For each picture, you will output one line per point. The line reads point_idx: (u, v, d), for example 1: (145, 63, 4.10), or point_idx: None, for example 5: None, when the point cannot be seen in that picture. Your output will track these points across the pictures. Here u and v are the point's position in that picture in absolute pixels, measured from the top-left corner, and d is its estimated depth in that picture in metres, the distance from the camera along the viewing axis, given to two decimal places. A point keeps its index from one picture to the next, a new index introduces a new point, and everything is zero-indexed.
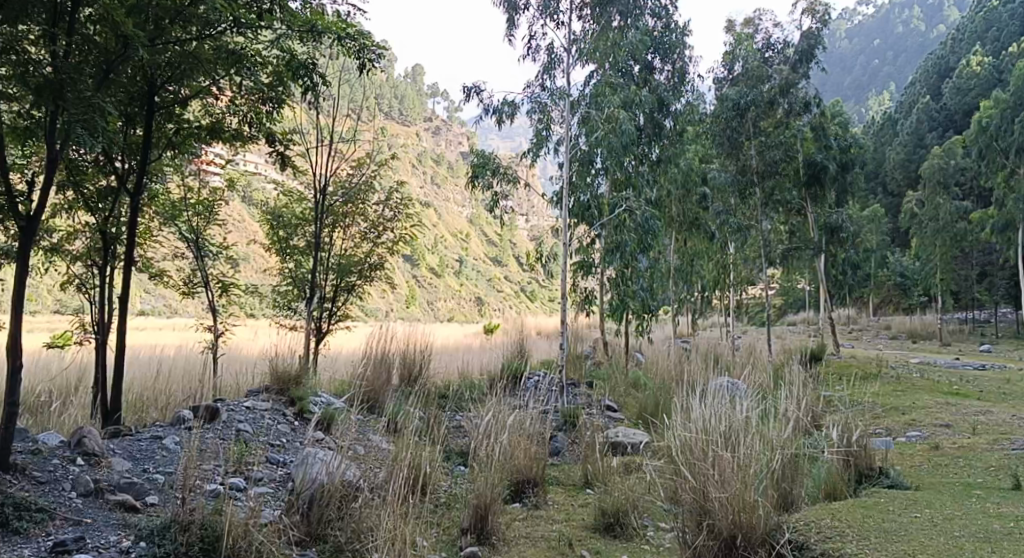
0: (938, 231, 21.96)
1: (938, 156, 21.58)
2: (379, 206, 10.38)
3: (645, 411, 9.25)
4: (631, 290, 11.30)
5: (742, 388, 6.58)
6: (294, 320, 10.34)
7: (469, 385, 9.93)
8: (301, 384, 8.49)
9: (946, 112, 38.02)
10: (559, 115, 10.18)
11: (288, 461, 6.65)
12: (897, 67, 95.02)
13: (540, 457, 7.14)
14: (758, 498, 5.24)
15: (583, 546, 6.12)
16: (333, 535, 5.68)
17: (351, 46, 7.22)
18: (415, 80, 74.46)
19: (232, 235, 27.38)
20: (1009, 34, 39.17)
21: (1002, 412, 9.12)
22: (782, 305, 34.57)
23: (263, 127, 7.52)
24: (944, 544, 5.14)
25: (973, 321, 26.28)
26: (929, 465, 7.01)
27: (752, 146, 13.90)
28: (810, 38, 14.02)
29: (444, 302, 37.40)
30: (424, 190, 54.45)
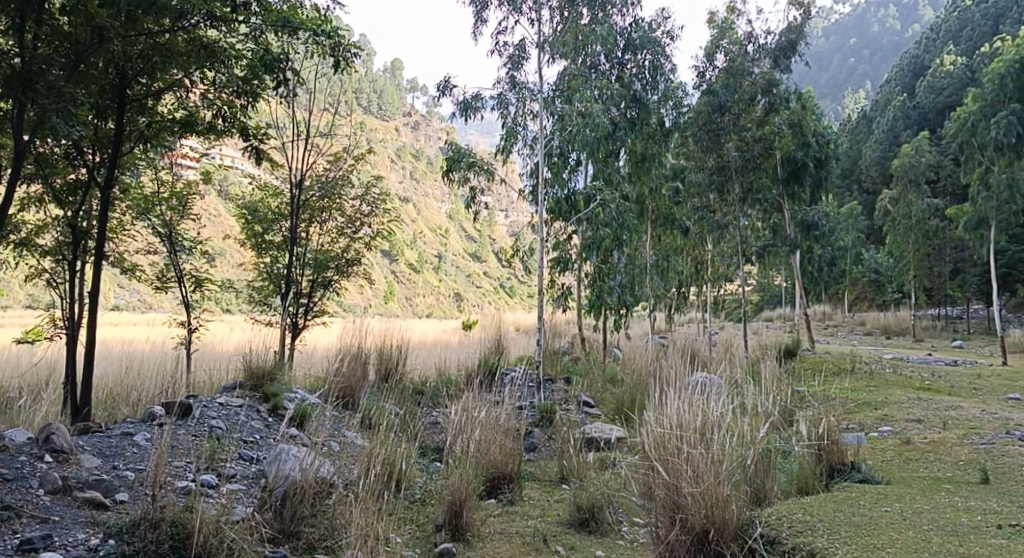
0: (911, 228, 22.24)
1: (911, 154, 21.83)
2: (356, 200, 10.34)
3: (622, 407, 9.29)
4: (607, 287, 11.36)
5: (717, 384, 6.61)
6: (269, 314, 10.27)
7: (446, 381, 9.91)
8: (276, 379, 8.42)
9: (920, 110, 38.44)
10: (533, 110, 10.18)
11: (261, 457, 6.61)
12: (872, 66, 96.07)
13: (516, 453, 7.13)
14: (730, 493, 5.26)
15: (557, 542, 6.13)
16: (306, 532, 5.66)
17: (325, 42, 7.21)
18: (394, 75, 74.30)
19: (207, 229, 27.25)
20: (981, 34, 39.76)
21: (971, 408, 9.21)
22: (758, 301, 34.84)
23: (237, 121, 7.45)
24: (913, 538, 5.19)
25: (946, 318, 26.58)
26: (900, 460, 7.08)
27: (732, 143, 13.95)
28: (792, 32, 14.31)
29: (423, 297, 37.40)
30: (403, 185, 54.33)
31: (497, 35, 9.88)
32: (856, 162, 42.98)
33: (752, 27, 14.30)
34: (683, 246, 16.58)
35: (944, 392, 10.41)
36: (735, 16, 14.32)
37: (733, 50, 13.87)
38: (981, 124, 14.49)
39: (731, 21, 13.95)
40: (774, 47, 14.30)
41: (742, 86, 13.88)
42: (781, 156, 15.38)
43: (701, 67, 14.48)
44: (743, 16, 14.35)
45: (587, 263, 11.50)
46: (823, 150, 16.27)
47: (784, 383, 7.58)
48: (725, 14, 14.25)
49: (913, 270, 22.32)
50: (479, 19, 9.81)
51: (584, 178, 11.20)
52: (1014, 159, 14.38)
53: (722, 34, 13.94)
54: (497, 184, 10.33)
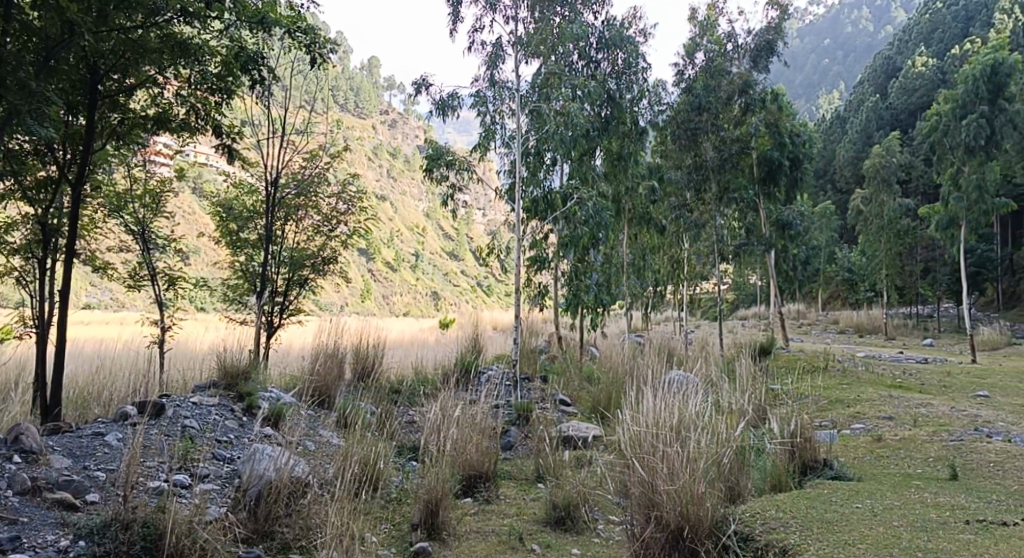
0: (883, 228, 22.50)
1: (883, 154, 22.09)
2: (332, 198, 10.29)
3: (598, 405, 9.33)
4: (584, 285, 11.40)
5: (693, 382, 6.65)
6: (244, 313, 10.20)
7: (422, 380, 9.89)
8: (250, 378, 8.36)
9: (893, 110, 38.85)
10: (510, 109, 10.17)
11: (235, 457, 6.56)
12: (846, 67, 97.01)
13: (492, 451, 7.13)
14: (705, 491, 5.28)
15: (533, 540, 6.15)
16: (280, 532, 5.63)
17: (303, 40, 7.23)
18: (371, 73, 74.00)
19: (181, 227, 26.98)
20: (952, 36, 40.27)
21: (942, 405, 9.32)
22: (734, 300, 35.08)
23: (212, 118, 7.41)
24: (883, 534, 5.27)
25: (918, 316, 26.89)
26: (872, 457, 7.16)
27: (710, 143, 14.03)
28: (770, 32, 14.40)
29: (400, 296, 37.29)
30: (381, 183, 54.15)
31: (474, 32, 9.87)
32: (830, 162, 43.39)
33: (732, 26, 14.39)
34: (659, 245, 16.66)
35: (915, 390, 10.54)
36: (715, 15, 14.37)
37: (713, 49, 14.00)
38: (953, 125, 14.70)
39: (712, 20, 14.02)
40: (752, 47, 14.39)
41: (720, 86, 13.95)
42: (757, 155, 15.50)
43: (680, 66, 14.55)
44: (723, 15, 14.42)
45: (564, 261, 11.52)
46: (798, 150, 16.43)
47: (760, 381, 7.64)
48: (706, 13, 14.32)
49: (885, 269, 22.57)
50: (455, 17, 9.79)
51: (561, 177, 11.22)
52: (984, 160, 14.61)
53: (703, 32, 14.04)
54: (475, 182, 10.32)
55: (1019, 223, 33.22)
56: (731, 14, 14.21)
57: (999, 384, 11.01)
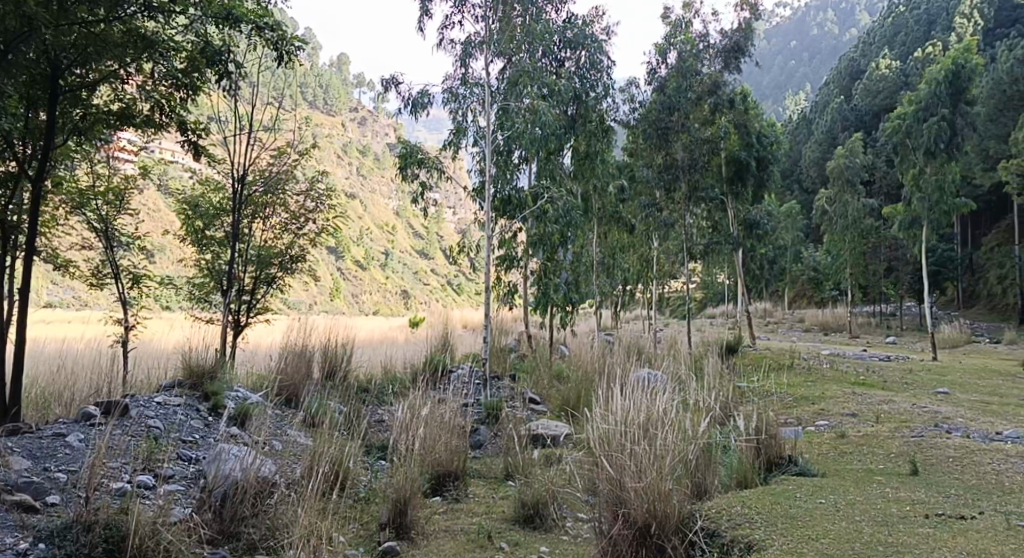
0: (848, 227, 22.80)
1: (847, 155, 22.38)
2: (300, 196, 10.23)
3: (567, 404, 9.35)
4: (554, 283, 11.44)
5: (661, 380, 6.68)
6: (211, 312, 10.09)
7: (391, 378, 9.85)
8: (216, 378, 8.29)
9: (858, 111, 39.42)
10: (480, 106, 10.15)
11: (200, 457, 6.49)
12: (811, 68, 98.18)
13: (461, 450, 7.11)
14: (672, 488, 5.31)
15: (502, 538, 6.15)
16: (246, 533, 5.59)
17: (269, 35, 7.16)
18: (340, 70, 73.64)
19: (147, 224, 26.64)
20: (914, 39, 40.89)
21: (904, 402, 9.47)
22: (702, 298, 35.36)
23: (177, 115, 7.31)
24: (846, 528, 5.34)
25: (882, 315, 27.28)
26: (835, 453, 7.26)
27: (681, 143, 14.11)
28: (741, 34, 14.57)
29: (370, 295, 37.13)
30: (350, 181, 53.88)
31: (444, 30, 9.86)
32: (796, 162, 43.90)
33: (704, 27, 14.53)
34: (629, 243, 16.74)
35: (878, 387, 10.68)
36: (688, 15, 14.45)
37: (686, 48, 13.97)
38: (915, 127, 14.94)
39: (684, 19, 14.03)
40: (722, 48, 14.57)
41: (692, 86, 14.03)
42: (726, 156, 15.63)
43: (652, 64, 14.41)
44: (696, 15, 14.52)
45: (533, 260, 11.54)
46: (766, 150, 16.61)
47: (728, 379, 7.70)
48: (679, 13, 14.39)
49: (850, 269, 22.88)
50: (425, 13, 9.76)
51: (530, 176, 11.23)
52: (945, 161, 14.87)
53: (676, 31, 13.98)
54: (446, 181, 10.29)
55: (979, 223, 33.87)
56: (703, 14, 14.32)
57: (959, 381, 11.22)
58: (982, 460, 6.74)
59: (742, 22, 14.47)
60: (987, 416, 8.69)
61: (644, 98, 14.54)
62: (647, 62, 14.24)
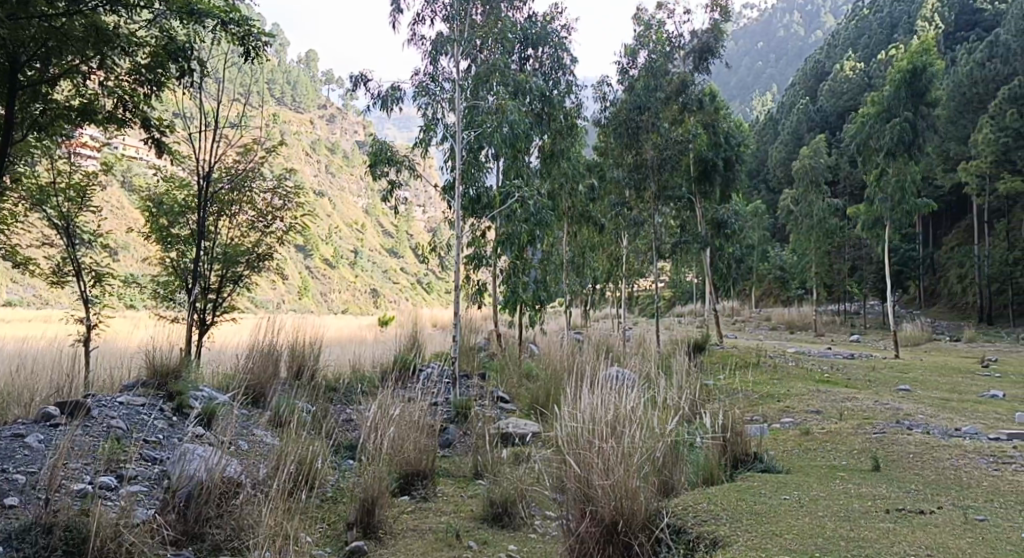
0: (812, 227, 23.07)
1: (811, 156, 22.65)
2: (267, 193, 10.15)
3: (536, 402, 9.36)
4: (523, 282, 11.45)
5: (629, 378, 6.71)
6: (175, 311, 9.95)
7: (359, 378, 9.80)
8: (180, 377, 8.20)
9: (822, 113, 39.98)
10: (448, 104, 10.11)
11: (164, 458, 6.40)
12: (778, 69, 99.24)
13: (429, 449, 7.09)
14: (639, 485, 5.34)
15: (470, 537, 6.14)
16: (211, 534, 5.54)
17: (235, 31, 7.03)
18: (308, 67, 73.20)
19: (109, 221, 26.21)
20: (876, 42, 41.51)
21: (866, 399, 9.59)
22: (671, 297, 35.57)
23: (139, 110, 7.24)
24: (809, 524, 5.41)
25: (846, 313, 27.62)
26: (800, 449, 7.34)
27: (651, 142, 14.12)
28: (712, 35, 14.74)
29: (339, 293, 36.93)
30: (318, 179, 53.50)
31: (414, 26, 9.82)
32: (762, 163, 44.37)
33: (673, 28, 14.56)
34: (598, 243, 16.78)
35: (841, 384, 10.82)
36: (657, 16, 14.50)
37: (655, 49, 14.04)
38: (877, 128, 15.14)
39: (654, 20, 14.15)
40: (692, 49, 14.77)
41: (661, 86, 14.07)
42: (695, 156, 15.75)
43: (623, 65, 14.47)
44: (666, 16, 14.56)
45: (502, 258, 11.52)
46: (733, 150, 16.76)
47: (694, 376, 7.75)
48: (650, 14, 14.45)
49: (816, 268, 23.13)
50: (395, 10, 9.73)
51: (499, 173, 11.22)
52: (906, 162, 15.09)
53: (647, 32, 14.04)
54: (416, 179, 10.24)
55: (940, 223, 34.43)
56: (673, 14, 14.38)
57: (920, 379, 11.40)
58: (942, 456, 6.85)
59: (712, 22, 14.64)
60: (946, 412, 8.82)
61: (615, 98, 14.60)
62: (618, 63, 14.27)
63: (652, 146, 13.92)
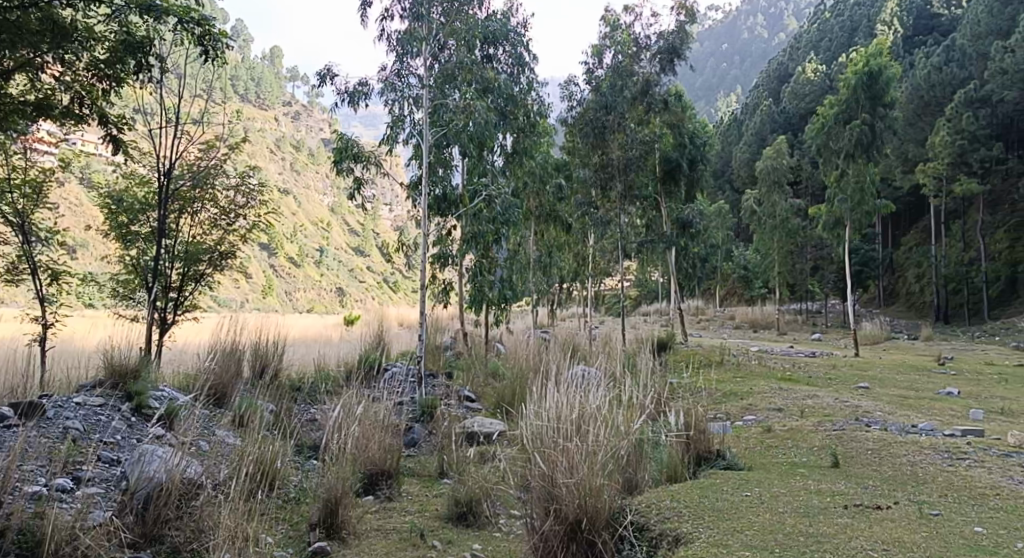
0: (776, 227, 23.32)
1: (774, 157, 22.92)
2: (230, 190, 10.04)
3: (502, 401, 9.34)
4: (489, 281, 11.45)
5: (594, 376, 6.72)
6: (135, 309, 9.80)
7: (323, 377, 9.72)
8: (139, 377, 8.08)
9: (786, 114, 40.48)
10: (415, 101, 10.04)
11: (122, 459, 6.31)
12: (742, 71, 100.31)
13: (394, 448, 7.04)
14: (603, 484, 5.35)
15: (435, 537, 6.12)
16: (169, 536, 5.47)
17: (195, 30, 6.82)
18: (272, 63, 72.51)
19: (67, 218, 25.73)
20: (838, 44, 42.11)
21: (826, 397, 9.73)
22: (637, 296, 35.78)
23: (98, 107, 7.08)
24: (768, 520, 5.47)
25: (808, 312, 27.97)
26: (762, 446, 7.42)
27: (616, 142, 14.16)
28: (678, 36, 14.59)
29: (303, 292, 36.63)
30: (283, 176, 53.01)
31: (383, 21, 9.76)
32: (727, 163, 44.81)
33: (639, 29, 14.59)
34: (564, 242, 16.83)
35: (803, 382, 10.96)
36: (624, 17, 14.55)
37: (621, 50, 14.16)
38: (836, 130, 15.35)
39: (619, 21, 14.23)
40: (659, 50, 14.63)
41: (626, 86, 14.15)
42: (660, 156, 15.87)
43: (590, 65, 14.57)
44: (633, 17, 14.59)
45: (468, 257, 11.50)
46: (698, 151, 16.92)
47: (658, 375, 7.78)
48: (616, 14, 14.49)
49: (778, 268, 23.41)
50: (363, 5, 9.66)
51: (464, 171, 11.18)
52: (865, 163, 15.33)
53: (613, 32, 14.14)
54: (382, 177, 10.18)
55: (899, 223, 35.00)
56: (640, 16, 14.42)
57: (879, 376, 11.59)
58: (899, 452, 6.96)
59: (678, 22, 14.57)
60: (903, 410, 8.98)
61: (582, 98, 14.66)
62: (585, 63, 14.38)
63: (617, 146, 14.01)
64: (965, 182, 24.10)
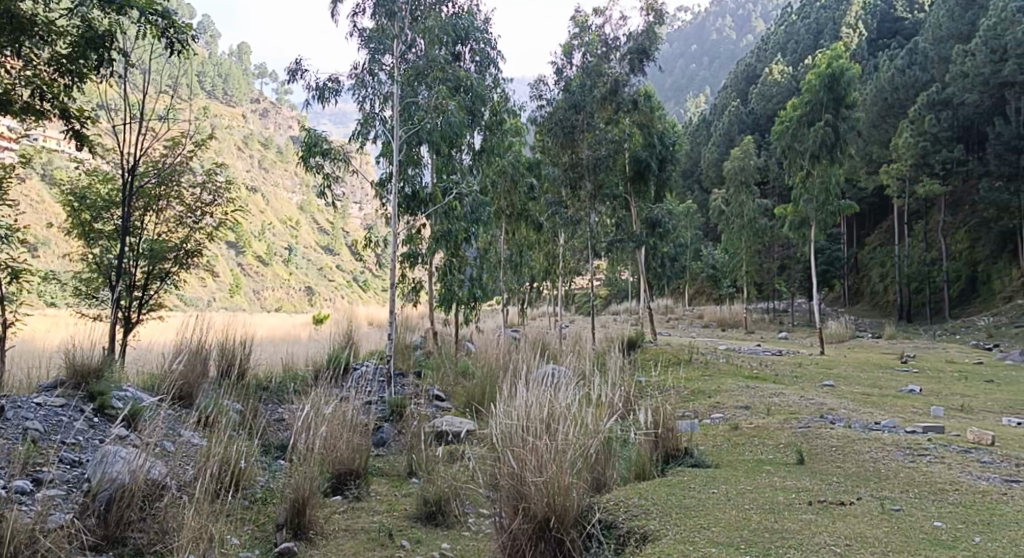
0: (743, 227, 23.56)
1: (741, 157, 23.13)
2: (196, 188, 9.92)
3: (472, 399, 9.33)
4: (458, 279, 11.43)
5: (564, 374, 6.74)
6: (98, 308, 9.63)
7: (291, 376, 9.63)
8: (102, 377, 7.96)
9: (754, 115, 40.87)
10: (387, 97, 9.95)
11: (84, 460, 6.21)
12: (710, 72, 101.05)
13: (362, 448, 7.00)
14: (571, 482, 5.36)
15: (403, 536, 6.09)
16: (133, 538, 5.43)
17: (159, 23, 6.78)
18: (240, 60, 71.86)
19: (29, 216, 25.30)
20: (804, 46, 42.56)
21: (792, 395, 9.83)
22: (607, 295, 35.91)
23: (58, 100, 6.88)
24: (734, 517, 5.51)
25: (776, 311, 28.27)
26: (729, 444, 7.48)
27: (586, 140, 14.20)
28: (645, 36, 14.65)
29: (272, 291, 36.32)
30: (251, 174, 52.54)
31: (354, 17, 9.71)
32: (696, 163, 45.15)
33: (608, 30, 14.66)
34: (534, 242, 16.86)
35: (770, 380, 11.05)
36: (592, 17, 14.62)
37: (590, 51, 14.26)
38: (801, 131, 15.53)
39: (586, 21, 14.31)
40: (628, 50, 14.71)
41: (594, 86, 14.20)
42: (630, 155, 15.91)
43: (558, 65, 14.69)
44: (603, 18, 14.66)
45: (437, 256, 11.46)
46: (666, 150, 17.01)
47: (627, 373, 7.81)
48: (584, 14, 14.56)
49: (746, 267, 23.62)
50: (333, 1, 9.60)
51: (433, 170, 11.14)
52: (830, 164, 15.52)
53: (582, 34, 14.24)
54: (351, 175, 10.11)
55: (864, 223, 35.47)
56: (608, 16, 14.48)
57: (843, 374, 11.74)
58: (862, 449, 7.04)
59: (646, 23, 14.62)
60: (866, 407, 9.10)
61: (552, 99, 14.71)
62: (555, 62, 14.45)
63: (586, 145, 14.08)
64: (927, 183, 24.49)
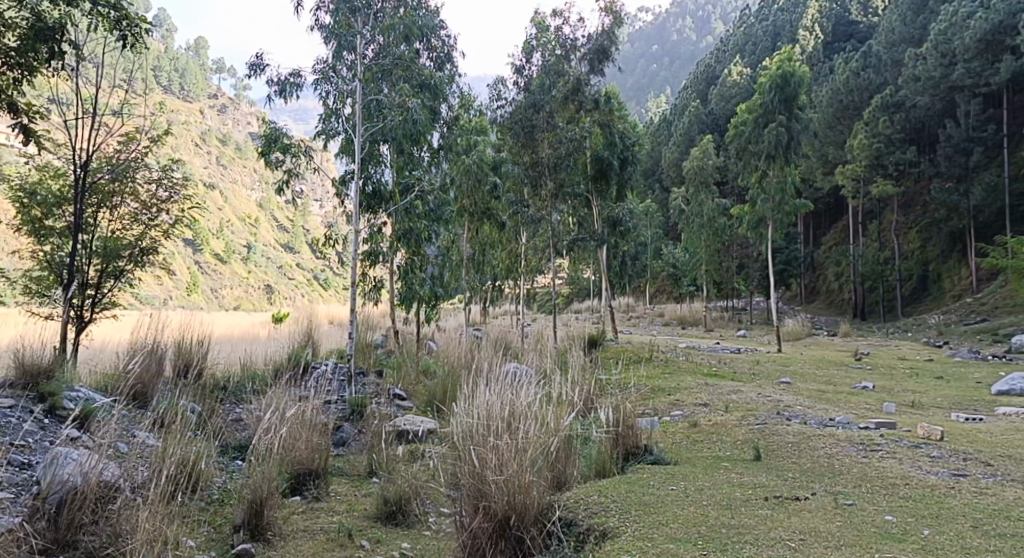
0: (703, 226, 23.75)
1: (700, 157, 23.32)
2: (151, 184, 9.73)
3: (433, 398, 9.29)
4: (420, 277, 11.35)
5: (525, 373, 6.73)
6: (50, 307, 9.41)
7: (249, 375, 9.50)
8: (53, 377, 7.81)
9: (713, 116, 41.22)
10: (347, 94, 9.86)
11: (34, 462, 6.08)
12: (671, 72, 101.79)
13: (321, 447, 6.93)
14: (532, 480, 5.36)
15: (362, 537, 6.04)
16: (84, 541, 5.31)
17: (111, 15, 6.66)
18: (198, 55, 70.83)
19: None
20: (762, 48, 43.04)
21: (751, 392, 9.92)
22: (568, 294, 35.98)
23: (7, 94, 6.80)
24: (691, 513, 5.55)
25: (735, 309, 28.56)
26: (688, 441, 7.53)
27: (547, 140, 14.19)
28: (604, 37, 14.75)
29: (230, 290, 35.85)
30: (209, 171, 51.83)
31: (314, 13, 9.61)
32: (657, 163, 45.44)
33: (568, 31, 14.68)
34: (496, 241, 16.82)
35: (728, 378, 11.15)
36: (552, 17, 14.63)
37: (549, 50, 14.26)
38: (758, 131, 15.70)
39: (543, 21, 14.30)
40: (588, 50, 14.81)
41: (555, 86, 14.19)
42: (591, 154, 15.93)
43: (518, 63, 14.51)
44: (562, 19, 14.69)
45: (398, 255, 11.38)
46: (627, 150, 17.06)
47: (587, 371, 7.82)
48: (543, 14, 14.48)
49: (706, 266, 23.82)
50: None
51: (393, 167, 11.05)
52: (785, 164, 15.71)
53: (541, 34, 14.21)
54: (312, 172, 10.00)
55: (821, 223, 35.99)
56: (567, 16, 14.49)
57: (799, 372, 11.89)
58: (818, 445, 7.13)
59: (604, 24, 14.67)
60: (822, 404, 9.22)
61: (513, 99, 14.65)
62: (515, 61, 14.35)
63: (547, 144, 14.07)
64: (881, 183, 24.91)
